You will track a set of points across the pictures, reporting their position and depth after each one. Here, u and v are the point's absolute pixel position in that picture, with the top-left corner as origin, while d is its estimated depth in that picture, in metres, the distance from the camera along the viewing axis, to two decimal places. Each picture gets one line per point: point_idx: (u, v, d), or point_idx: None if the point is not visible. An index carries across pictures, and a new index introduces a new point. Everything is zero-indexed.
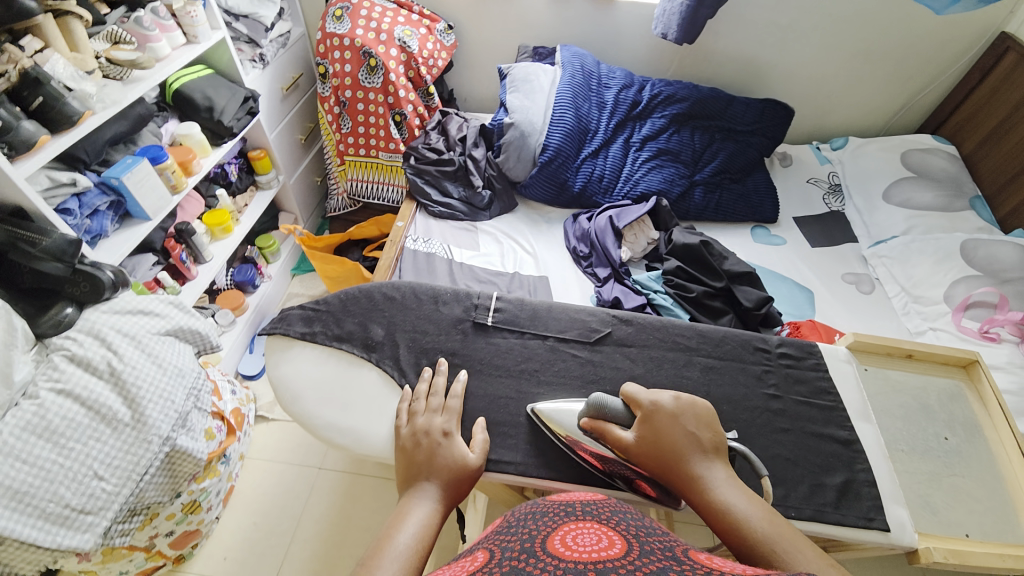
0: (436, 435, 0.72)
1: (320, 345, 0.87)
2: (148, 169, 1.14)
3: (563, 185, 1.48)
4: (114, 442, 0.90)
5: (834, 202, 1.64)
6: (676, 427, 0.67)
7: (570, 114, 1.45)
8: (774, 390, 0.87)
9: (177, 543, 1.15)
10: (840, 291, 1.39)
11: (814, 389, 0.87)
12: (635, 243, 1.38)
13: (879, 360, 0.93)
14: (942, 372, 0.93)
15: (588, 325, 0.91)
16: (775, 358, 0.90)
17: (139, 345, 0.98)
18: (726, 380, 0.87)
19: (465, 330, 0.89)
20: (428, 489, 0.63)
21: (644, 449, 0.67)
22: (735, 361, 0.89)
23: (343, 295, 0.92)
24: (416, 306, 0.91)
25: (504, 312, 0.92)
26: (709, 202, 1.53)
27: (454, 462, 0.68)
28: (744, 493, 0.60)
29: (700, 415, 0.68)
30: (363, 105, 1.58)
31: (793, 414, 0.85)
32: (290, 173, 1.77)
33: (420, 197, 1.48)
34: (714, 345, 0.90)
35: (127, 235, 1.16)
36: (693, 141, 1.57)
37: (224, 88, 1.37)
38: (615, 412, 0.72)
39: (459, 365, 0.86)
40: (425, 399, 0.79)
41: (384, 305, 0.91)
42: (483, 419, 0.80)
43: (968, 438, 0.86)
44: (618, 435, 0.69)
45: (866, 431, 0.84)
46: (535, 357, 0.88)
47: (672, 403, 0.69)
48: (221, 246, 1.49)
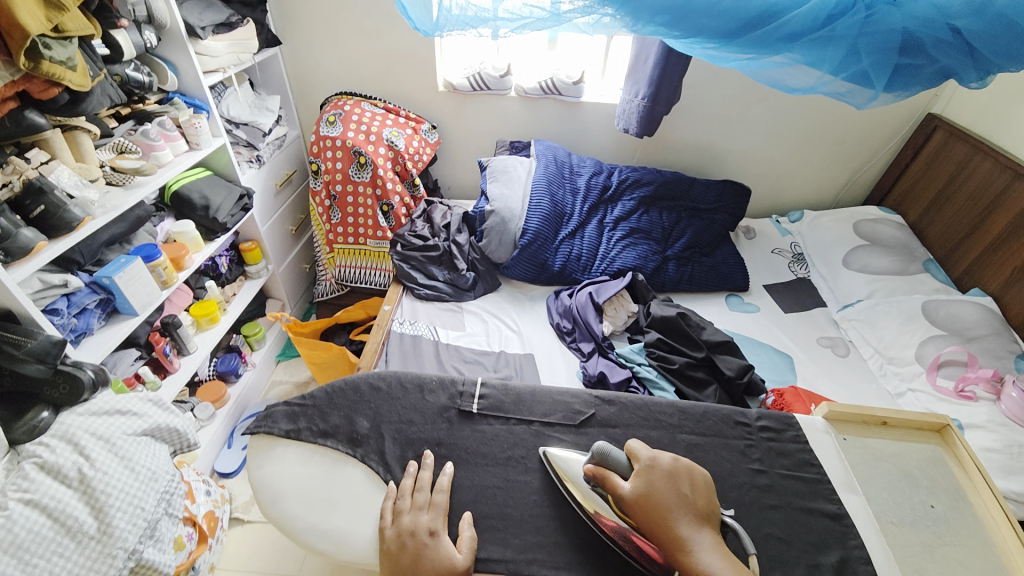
0: (422, 535, 0.73)
1: (304, 443, 0.85)
2: (140, 267, 1.17)
3: (543, 265, 1.56)
4: (76, 558, 0.85)
5: (798, 270, 1.75)
6: (670, 486, 0.70)
7: (546, 200, 1.57)
8: (759, 465, 0.87)
9: None
10: (817, 355, 1.44)
11: (798, 461, 0.88)
12: (616, 317, 1.42)
13: (857, 428, 0.94)
14: (917, 438, 0.94)
15: (572, 407, 0.91)
16: (756, 432, 0.91)
17: (112, 448, 0.95)
18: (712, 457, 0.87)
19: (451, 418, 0.88)
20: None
21: (641, 503, 0.68)
22: (718, 437, 0.90)
23: (330, 388, 0.90)
24: (402, 396, 0.90)
25: (489, 398, 0.91)
26: (683, 275, 1.61)
27: (439, 564, 0.70)
28: (729, 561, 0.62)
29: (696, 482, 0.72)
30: (352, 198, 1.68)
31: (779, 489, 0.85)
32: (280, 261, 1.83)
33: (406, 280, 1.53)
34: (697, 422, 0.91)
35: (112, 332, 1.16)
36: (662, 220, 1.69)
37: (221, 188, 1.46)
38: (616, 462, 0.74)
39: (446, 457, 0.85)
40: (410, 495, 0.79)
41: (369, 396, 0.90)
42: (470, 515, 0.78)
43: (957, 504, 0.86)
44: (618, 484, 0.71)
45: (855, 504, 0.84)
46: (521, 443, 0.87)
47: (670, 462, 0.73)
48: (206, 336, 1.49)
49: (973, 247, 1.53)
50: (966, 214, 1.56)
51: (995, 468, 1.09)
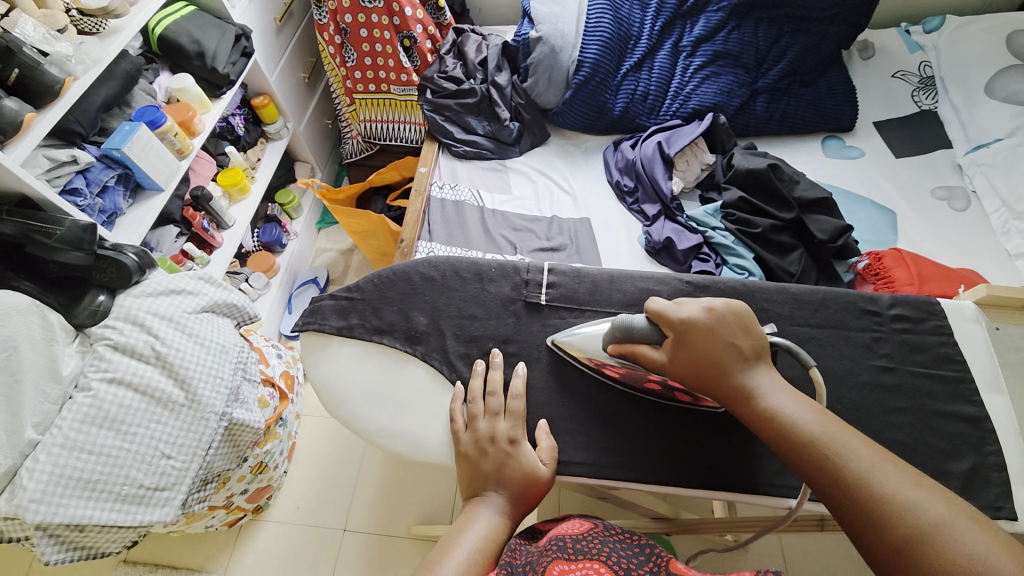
0: (502, 443, 0.67)
1: (359, 339, 0.78)
2: (148, 135, 1.04)
3: (602, 108, 1.29)
4: (172, 422, 0.93)
5: (923, 100, 1.39)
6: (714, 341, 0.60)
7: (608, 18, 1.22)
8: (886, 362, 0.74)
9: (252, 498, 1.23)
10: (927, 210, 1.22)
11: (938, 357, 0.75)
12: (687, 171, 1.21)
13: (1015, 313, 0.79)
14: None
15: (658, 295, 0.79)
16: (888, 323, 0.76)
17: (177, 326, 0.97)
18: (828, 352, 0.74)
19: (518, 311, 0.79)
20: (493, 499, 0.61)
21: (684, 371, 0.61)
22: (839, 329, 0.75)
23: (377, 278, 0.81)
24: (460, 287, 0.81)
25: (559, 287, 0.80)
26: (773, 112, 1.32)
27: (522, 473, 0.64)
28: (794, 396, 0.57)
29: (739, 324, 0.61)
30: (366, 31, 1.38)
31: (910, 389, 0.72)
32: (299, 118, 1.63)
33: (441, 136, 1.32)
34: (811, 311, 0.76)
35: (143, 210, 1.09)
36: (757, 38, 1.31)
37: (212, 28, 1.22)
38: (642, 331, 0.65)
39: (516, 356, 0.77)
40: (483, 399, 0.72)
41: (423, 287, 0.81)
42: (547, 424, 0.72)
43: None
44: (651, 355, 0.63)
45: (997, 404, 0.73)
46: None
47: (706, 315, 0.62)
48: (241, 208, 1.41)
49: None
50: None
51: None
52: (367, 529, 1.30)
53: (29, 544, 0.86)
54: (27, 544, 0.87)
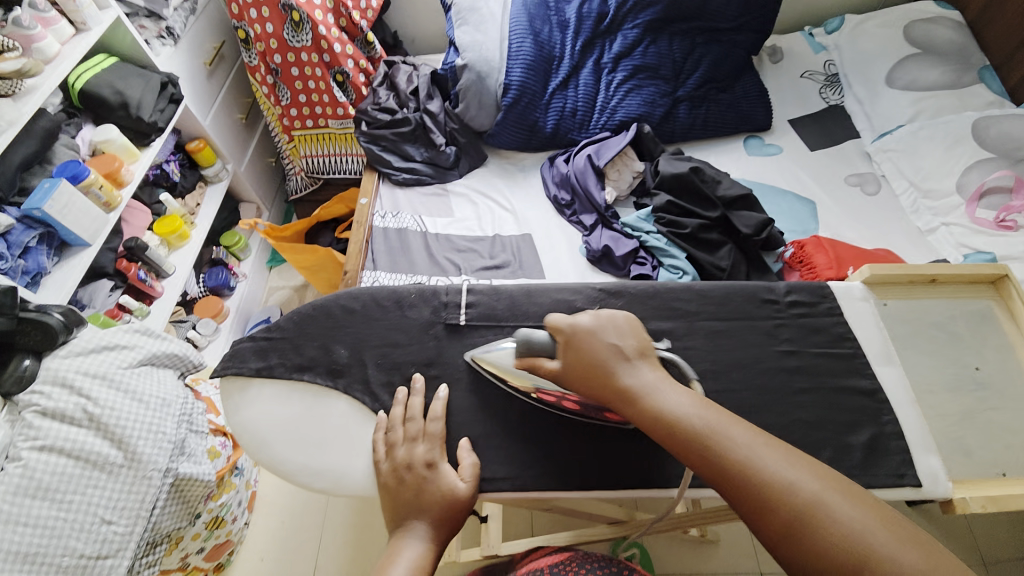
0: (420, 469, 0.62)
1: (278, 380, 0.69)
2: (71, 191, 1.01)
3: (534, 126, 1.34)
4: (114, 485, 0.90)
5: (831, 96, 1.50)
6: (599, 344, 0.61)
7: (529, 42, 1.28)
8: (789, 346, 0.78)
9: (211, 556, 1.19)
10: (842, 197, 1.31)
11: (832, 337, 0.79)
12: (619, 181, 1.26)
13: (903, 289, 0.82)
14: (971, 293, 0.83)
15: (573, 305, 0.78)
16: (786, 309, 0.80)
17: (112, 384, 0.94)
18: (734, 344, 0.77)
19: (439, 334, 0.74)
20: (417, 530, 0.58)
21: (578, 376, 0.61)
22: (743, 319, 0.79)
23: (297, 315, 0.73)
24: (381, 316, 0.74)
25: (479, 306, 0.76)
26: (695, 118, 1.39)
27: (443, 496, 0.61)
28: (680, 392, 0.57)
29: (621, 326, 0.63)
30: (297, 69, 1.40)
31: (811, 370, 0.76)
32: (239, 158, 1.62)
33: (380, 166, 1.33)
34: (719, 305, 0.79)
35: (70, 267, 1.05)
36: (672, 51, 1.39)
37: (135, 77, 1.20)
38: (540, 344, 0.64)
39: (438, 378, 0.71)
40: (401, 426, 0.66)
41: (344, 320, 0.74)
42: (468, 442, 0.67)
43: (1002, 365, 0.78)
44: (549, 367, 0.63)
45: (890, 375, 0.76)
46: None
47: (589, 321, 0.63)
48: (181, 254, 1.39)
49: None
50: None
51: None
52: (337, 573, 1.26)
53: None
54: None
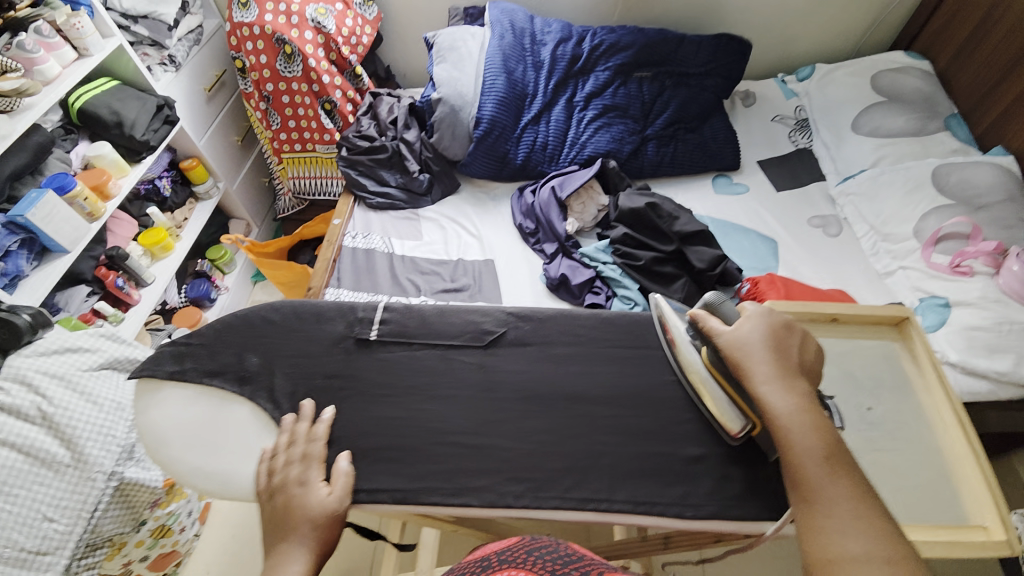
0: (291, 489, 0.60)
1: (188, 382, 0.68)
2: (55, 201, 1.08)
3: (504, 158, 1.40)
4: (58, 484, 0.92)
5: (800, 139, 1.54)
6: (776, 336, 0.62)
7: (502, 80, 1.35)
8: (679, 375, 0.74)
9: (155, 565, 1.19)
10: (804, 236, 1.33)
11: None
12: (583, 213, 1.30)
13: (798, 325, 0.86)
14: (871, 334, 0.84)
15: (481, 328, 0.76)
16: None
17: (69, 384, 0.98)
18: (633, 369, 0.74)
19: (348, 348, 0.73)
20: (294, 553, 0.55)
21: (732, 347, 0.62)
22: (640, 348, 0.75)
23: (219, 322, 0.73)
24: (299, 327, 0.74)
25: (391, 323, 0.75)
26: (663, 156, 1.44)
27: (315, 513, 0.58)
28: (805, 408, 0.57)
29: (806, 344, 0.63)
30: (288, 98, 1.49)
31: None
32: (231, 177, 1.70)
33: (357, 189, 1.40)
34: (625, 333, 0.76)
35: (47, 272, 1.11)
36: (641, 93, 1.46)
37: (133, 100, 1.29)
38: (724, 314, 0.66)
39: (339, 389, 0.70)
40: (282, 452, 0.64)
41: (263, 330, 0.73)
42: (347, 453, 0.66)
43: (894, 402, 0.79)
44: (711, 328, 0.65)
45: None
46: (426, 369, 0.73)
47: (785, 321, 0.64)
48: (164, 265, 1.45)
49: (999, 100, 1.32)
50: (999, 59, 1.33)
51: (977, 347, 1.03)
52: None
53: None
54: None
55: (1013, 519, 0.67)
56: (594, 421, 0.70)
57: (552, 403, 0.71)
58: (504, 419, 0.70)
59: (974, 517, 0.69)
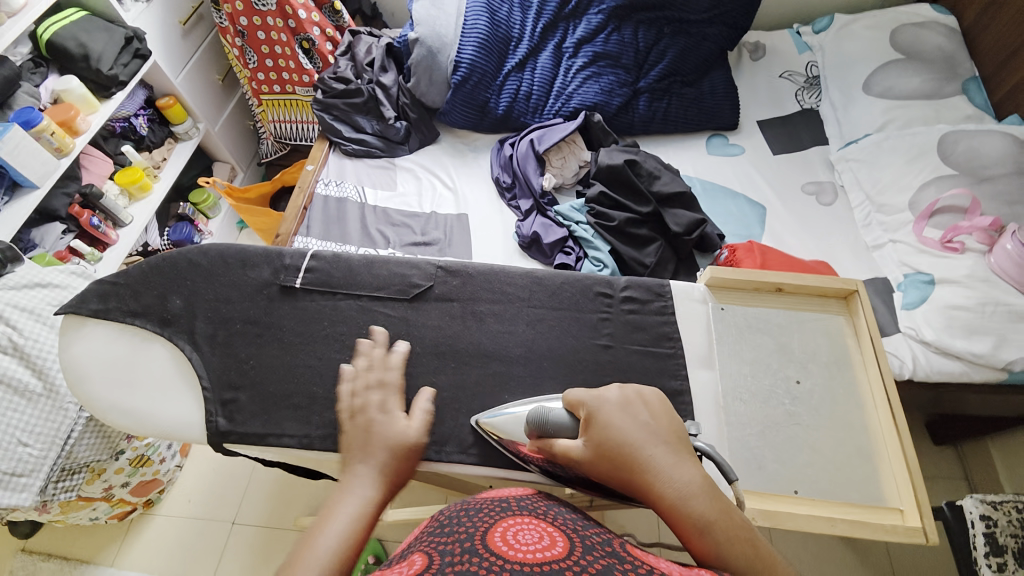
0: (371, 411, 0.58)
1: (111, 321, 0.69)
2: (22, 135, 1.07)
3: (484, 107, 1.34)
4: (31, 411, 0.96)
5: (806, 99, 1.43)
6: (625, 419, 0.54)
7: (483, 21, 1.27)
8: (607, 341, 0.74)
9: (138, 491, 1.25)
10: (795, 204, 1.26)
11: (656, 336, 0.75)
12: (563, 168, 1.24)
13: (743, 297, 0.80)
14: (816, 306, 0.80)
15: (408, 281, 0.75)
16: (617, 304, 0.76)
17: (38, 318, 1.01)
18: (555, 333, 0.73)
19: (271, 295, 0.73)
20: (364, 477, 0.50)
21: (599, 461, 0.52)
22: (570, 311, 0.75)
23: (146, 265, 0.73)
24: (223, 272, 0.73)
25: (317, 272, 0.74)
26: (655, 112, 1.35)
27: (394, 439, 0.55)
28: (708, 493, 0.48)
29: (650, 404, 0.56)
30: (264, 34, 1.42)
31: (622, 365, 0.73)
32: (213, 119, 1.65)
33: (331, 135, 1.35)
34: (551, 295, 0.76)
35: (18, 207, 1.12)
36: (636, 40, 1.35)
37: (101, 32, 1.25)
38: (557, 425, 0.58)
39: (261, 336, 0.71)
40: (362, 372, 0.63)
41: (188, 273, 0.73)
42: (430, 390, 0.66)
43: (829, 380, 0.75)
44: (567, 450, 0.55)
45: (704, 379, 0.74)
46: (344, 319, 0.72)
47: (619, 395, 0.56)
48: (142, 206, 1.44)
49: None
50: None
51: (956, 326, 0.99)
52: (255, 522, 1.32)
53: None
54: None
55: (930, 501, 0.66)
56: (512, 381, 0.70)
57: (469, 361, 0.71)
58: (419, 373, 0.70)
59: (892, 499, 0.68)
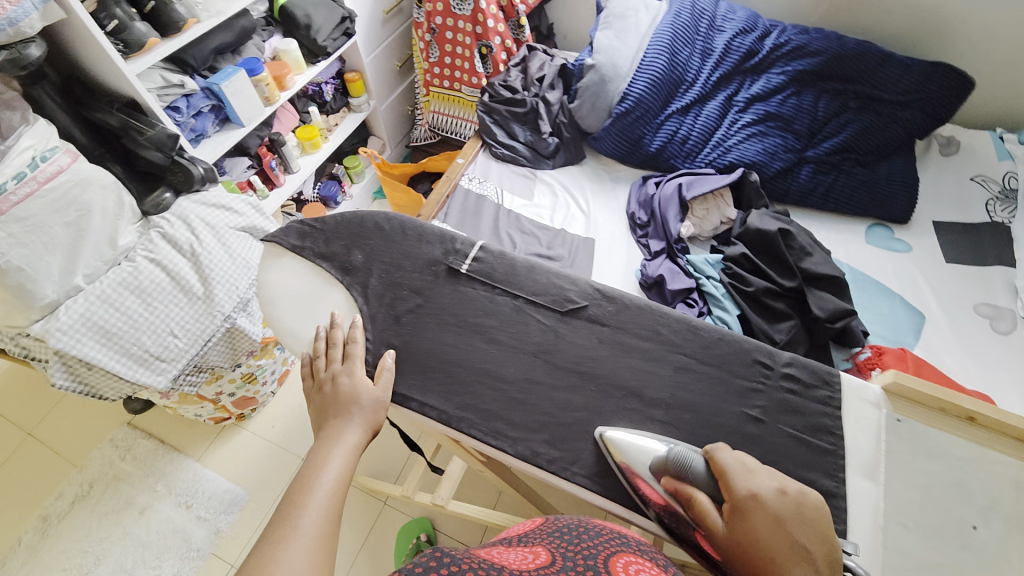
0: (338, 377, 0.69)
1: (304, 258, 0.81)
2: (245, 80, 1.25)
3: (637, 142, 1.33)
4: (187, 309, 1.10)
5: (999, 211, 1.25)
6: (779, 535, 0.53)
7: (662, 60, 1.27)
8: (759, 414, 0.70)
9: (237, 404, 1.40)
10: (961, 322, 1.11)
11: (812, 425, 0.70)
12: (704, 220, 1.21)
13: (920, 413, 0.70)
14: (1013, 452, 0.67)
15: (565, 296, 0.77)
16: (775, 380, 0.72)
17: (216, 235, 1.16)
18: (699, 386, 0.71)
19: (438, 273, 0.79)
20: (345, 429, 0.63)
21: (740, 552, 0.53)
22: (721, 369, 0.72)
23: (341, 216, 0.84)
24: (401, 241, 0.82)
25: (482, 263, 0.80)
26: (817, 185, 1.27)
27: (355, 400, 0.67)
28: None
29: (808, 523, 0.54)
30: (451, 34, 1.55)
31: (771, 446, 0.68)
32: (383, 99, 1.83)
33: (487, 136, 1.44)
34: (702, 347, 0.74)
35: (224, 137, 1.29)
36: (816, 108, 1.28)
37: (324, 8, 1.43)
38: (697, 477, 0.60)
39: (421, 305, 0.77)
40: (326, 353, 0.72)
41: (371, 233, 0.82)
42: (391, 351, 0.73)
43: (1013, 539, 0.63)
44: (706, 513, 0.57)
45: (863, 491, 0.67)
46: (496, 314, 0.77)
47: (778, 499, 0.55)
48: (310, 159, 1.63)
49: None
50: None
51: None
52: None
53: (44, 368, 1.01)
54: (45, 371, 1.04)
55: None
56: (643, 422, 0.69)
57: (607, 390, 0.71)
58: (554, 385, 0.72)
59: None
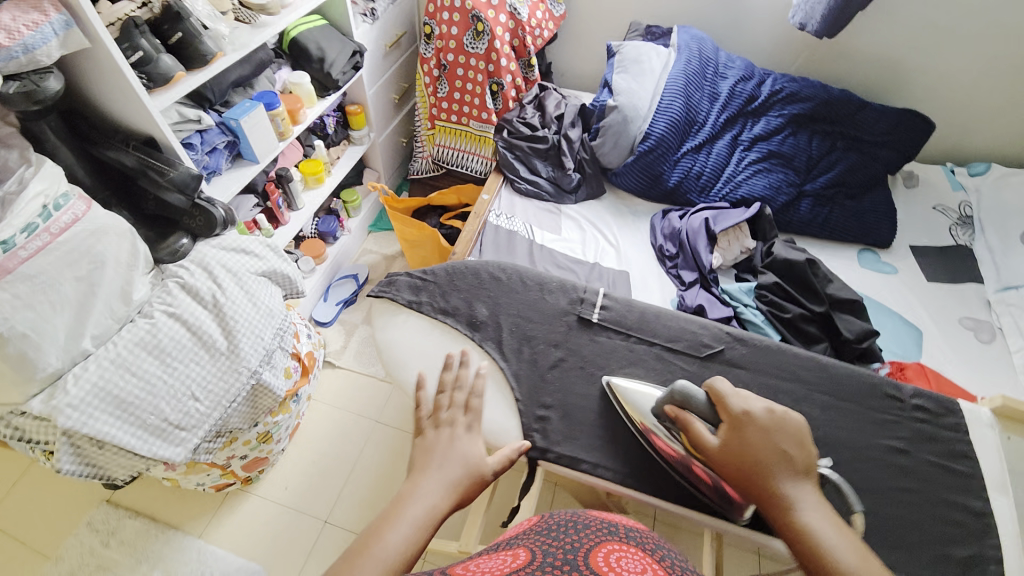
0: (459, 429, 0.65)
1: (425, 315, 0.96)
2: (262, 115, 1.17)
3: (658, 177, 1.40)
4: (209, 367, 0.97)
5: (960, 235, 1.45)
6: (766, 440, 0.62)
7: (679, 103, 1.36)
8: (904, 444, 0.83)
9: (247, 467, 1.25)
10: (951, 334, 1.26)
11: (950, 451, 0.83)
12: (727, 250, 1.29)
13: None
14: None
15: (700, 340, 0.92)
16: (907, 410, 0.86)
17: (239, 281, 1.04)
18: (843, 419, 0.85)
19: (571, 323, 0.94)
20: (433, 485, 0.56)
21: (730, 460, 0.62)
22: (859, 403, 0.87)
23: (450, 270, 1.01)
24: (522, 291, 0.98)
25: (611, 310, 0.95)
26: (817, 216, 1.40)
27: (467, 459, 0.61)
28: (837, 526, 0.54)
29: (795, 435, 0.63)
30: (462, 70, 1.55)
31: (921, 475, 0.81)
32: (381, 131, 1.77)
33: (509, 171, 1.45)
34: (835, 383, 0.88)
35: (238, 175, 1.20)
36: (810, 146, 1.43)
37: (336, 41, 1.38)
38: (698, 404, 0.71)
39: (563, 355, 0.92)
40: (453, 391, 0.71)
41: (488, 284, 0.99)
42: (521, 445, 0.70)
43: None
44: (702, 431, 0.67)
45: (1004, 505, 0.79)
46: (640, 361, 0.91)
47: (767, 415, 0.64)
48: (314, 195, 1.54)
49: None
50: None
51: None
52: (347, 527, 1.28)
53: (43, 452, 0.85)
54: (37, 454, 0.87)
55: None
56: None
57: None
58: None
59: None
